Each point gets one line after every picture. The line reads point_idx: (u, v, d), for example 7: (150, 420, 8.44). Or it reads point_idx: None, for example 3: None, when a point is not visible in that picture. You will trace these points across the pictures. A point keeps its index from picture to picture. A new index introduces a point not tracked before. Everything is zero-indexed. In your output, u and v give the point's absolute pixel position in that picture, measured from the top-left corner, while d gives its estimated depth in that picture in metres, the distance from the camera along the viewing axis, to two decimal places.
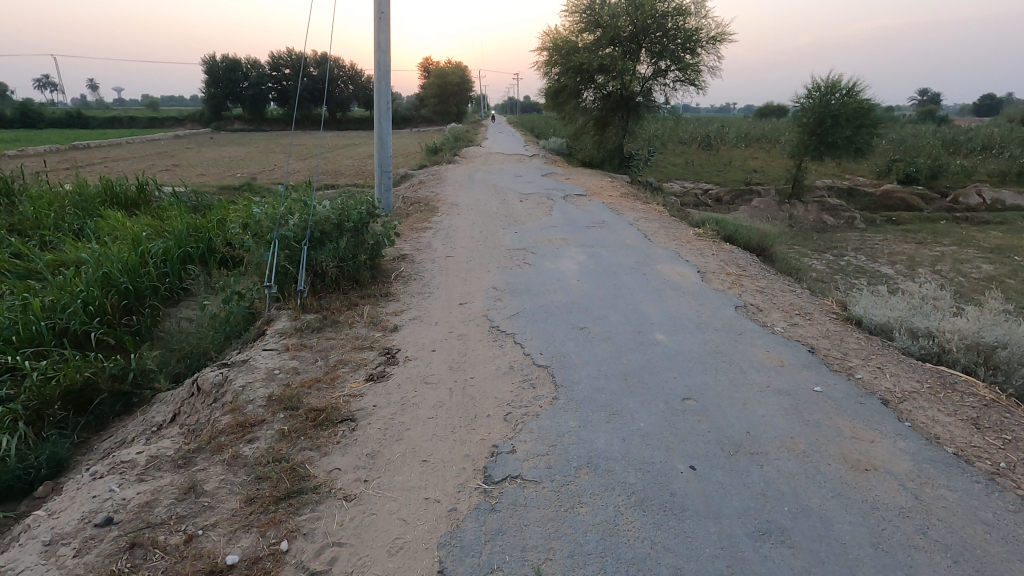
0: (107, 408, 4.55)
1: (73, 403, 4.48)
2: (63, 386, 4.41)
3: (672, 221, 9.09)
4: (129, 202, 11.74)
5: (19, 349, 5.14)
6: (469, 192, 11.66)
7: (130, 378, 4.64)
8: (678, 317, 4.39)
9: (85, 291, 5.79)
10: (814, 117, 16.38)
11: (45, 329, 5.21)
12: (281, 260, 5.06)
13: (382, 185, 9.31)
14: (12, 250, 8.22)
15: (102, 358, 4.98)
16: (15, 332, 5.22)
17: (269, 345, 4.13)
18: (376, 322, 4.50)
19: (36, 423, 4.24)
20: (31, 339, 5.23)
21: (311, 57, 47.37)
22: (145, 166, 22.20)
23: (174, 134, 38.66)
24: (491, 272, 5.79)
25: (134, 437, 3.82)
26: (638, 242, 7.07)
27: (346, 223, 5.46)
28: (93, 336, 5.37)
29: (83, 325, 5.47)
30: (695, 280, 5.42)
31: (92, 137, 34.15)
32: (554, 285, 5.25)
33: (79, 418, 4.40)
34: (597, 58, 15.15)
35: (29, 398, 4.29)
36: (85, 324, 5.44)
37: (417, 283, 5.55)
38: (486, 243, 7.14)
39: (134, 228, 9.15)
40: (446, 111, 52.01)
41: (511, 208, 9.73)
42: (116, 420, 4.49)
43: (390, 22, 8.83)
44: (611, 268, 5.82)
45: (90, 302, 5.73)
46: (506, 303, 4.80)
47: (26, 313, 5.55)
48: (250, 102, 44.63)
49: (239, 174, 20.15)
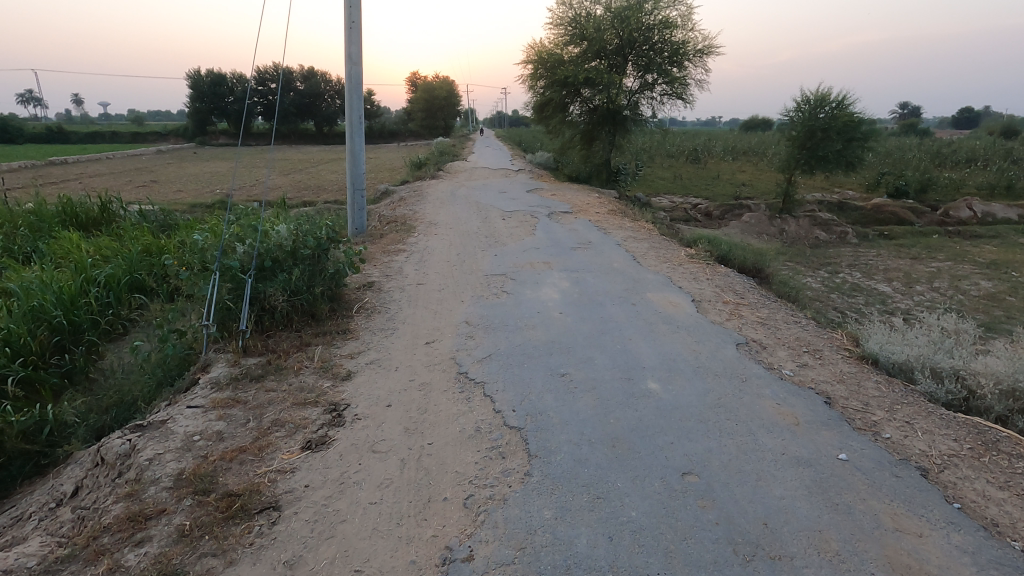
0: (13, 471, 3.92)
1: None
2: None
3: (662, 240, 8.60)
4: (91, 222, 11.07)
5: None
6: (450, 210, 11.12)
7: (44, 434, 4.02)
8: (673, 359, 3.84)
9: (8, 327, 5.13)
10: (805, 131, 16.09)
11: None
12: (224, 294, 4.46)
13: (355, 204, 8.76)
14: None
15: (16, 410, 4.34)
16: None
17: (197, 399, 3.53)
18: (326, 367, 3.89)
19: None
20: None
21: (297, 72, 47.07)
22: (121, 183, 21.50)
23: (157, 148, 37.98)
24: (465, 302, 5.23)
25: (28, 516, 3.19)
26: (626, 266, 6.55)
27: (301, 250, 4.89)
28: (11, 380, 4.72)
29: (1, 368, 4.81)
30: (690, 311, 4.89)
31: (71, 152, 33.36)
32: (534, 319, 4.70)
33: None
34: (583, 71, 14.78)
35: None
36: (3, 366, 4.76)
37: (381, 317, 4.96)
38: (462, 268, 6.57)
39: (88, 251, 8.47)
40: (434, 125, 51.77)
41: (493, 227, 9.20)
42: (23, 486, 3.86)
43: (362, 32, 8.33)
44: (597, 297, 5.29)
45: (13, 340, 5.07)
46: (477, 342, 4.24)
47: None
48: (235, 116, 44.06)
49: (217, 190, 19.51)
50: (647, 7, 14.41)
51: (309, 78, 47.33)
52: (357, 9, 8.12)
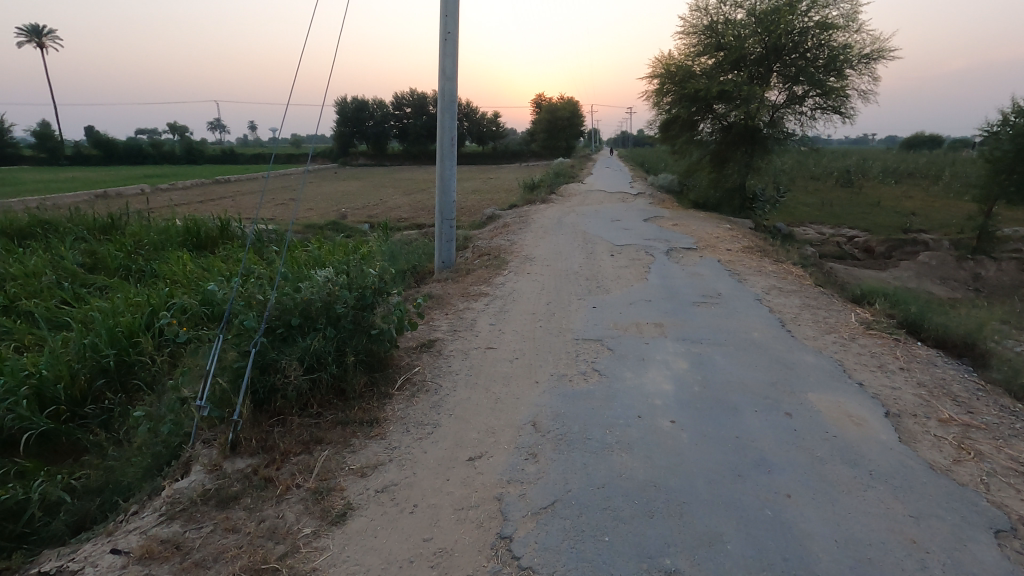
0: None
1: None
2: None
3: (817, 292, 6.58)
4: (210, 242, 9.69)
5: None
6: (552, 241, 9.81)
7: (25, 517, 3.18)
8: (874, 565, 2.15)
9: (46, 367, 4.32)
10: (1014, 150, 12.58)
11: None
12: (232, 359, 3.49)
13: (443, 235, 7.71)
14: (60, 298, 6.42)
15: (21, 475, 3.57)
16: None
17: (133, 534, 2.51)
18: (321, 495, 2.73)
19: None
20: None
21: (432, 97, 49.44)
22: (264, 199, 23.00)
23: (305, 168, 41.33)
24: (538, 387, 3.83)
25: None
26: (771, 337, 4.76)
27: (337, 306, 3.82)
28: (30, 435, 3.88)
29: (23, 421, 3.93)
30: (886, 439, 3.09)
31: (234, 171, 37.31)
32: (631, 430, 3.18)
33: None
34: (718, 84, 12.80)
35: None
36: (25, 418, 3.93)
37: (425, 401, 3.76)
38: (549, 324, 5.22)
39: (194, 277, 7.21)
40: (555, 146, 51.44)
41: (596, 266, 7.74)
42: None
43: (458, 44, 7.34)
44: (729, 395, 3.62)
45: (47, 385, 4.22)
46: (540, 471, 2.82)
47: None
48: (374, 139, 47.02)
49: (340, 210, 20.02)
50: (799, 7, 12.19)
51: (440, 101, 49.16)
52: (454, 18, 7.16)
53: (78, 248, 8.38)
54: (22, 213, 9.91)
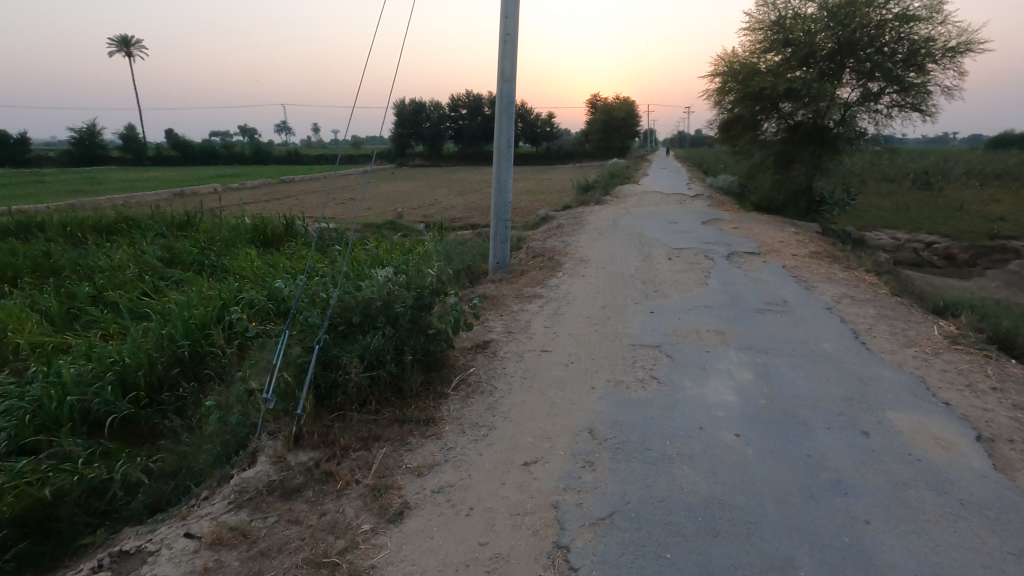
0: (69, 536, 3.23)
1: (24, 530, 3.19)
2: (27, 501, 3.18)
3: (894, 302, 6.16)
4: (275, 239, 10.11)
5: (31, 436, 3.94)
6: (607, 243, 9.65)
7: (108, 495, 3.36)
8: None
9: (129, 355, 4.61)
10: None
11: (64, 408, 4.03)
12: (296, 354, 3.61)
13: (498, 236, 7.72)
14: (141, 290, 6.85)
15: (106, 456, 3.80)
16: (36, 411, 4.09)
17: (204, 520, 2.62)
18: (379, 492, 2.77)
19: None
20: (49, 422, 4.04)
21: (488, 98, 49.87)
22: (325, 198, 23.84)
23: (364, 168, 42.56)
24: (595, 393, 3.76)
25: None
26: (844, 349, 4.48)
27: (396, 306, 3.89)
28: (114, 418, 4.14)
29: (107, 405, 4.21)
30: (978, 465, 2.84)
31: (298, 171, 38.90)
32: (693, 443, 3.06)
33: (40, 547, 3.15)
34: (785, 82, 12.26)
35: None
36: (109, 402, 4.20)
37: (481, 402, 3.76)
38: (605, 328, 5.12)
39: (261, 273, 7.54)
40: (610, 147, 50.79)
41: (653, 269, 7.55)
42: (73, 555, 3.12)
43: (518, 45, 7.34)
44: (798, 409, 3.43)
45: (129, 372, 4.50)
46: (597, 481, 2.76)
47: (56, 383, 4.37)
48: (430, 140, 47.93)
49: (397, 209, 20.48)
50: None
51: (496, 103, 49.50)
52: (514, 19, 7.16)
53: (158, 243, 8.94)
54: (110, 210, 10.68)
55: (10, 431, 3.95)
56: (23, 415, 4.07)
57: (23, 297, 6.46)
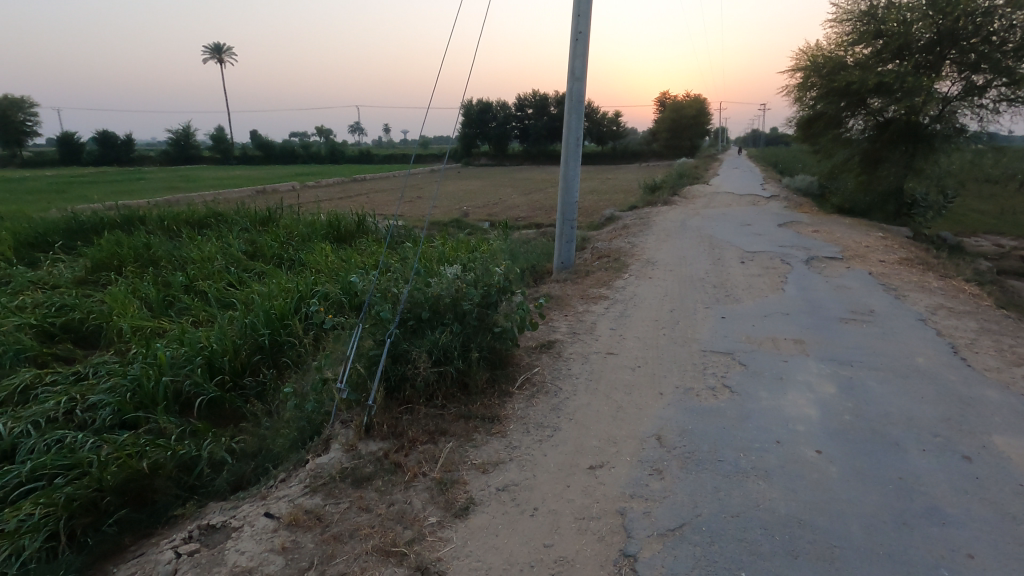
0: (162, 507, 3.46)
1: (122, 498, 3.41)
2: (124, 473, 3.42)
3: (999, 315, 5.60)
4: (348, 235, 10.52)
5: (129, 413, 4.27)
6: (675, 245, 9.36)
7: (196, 471, 3.58)
8: None
9: (217, 341, 4.94)
10: None
11: (160, 387, 4.35)
12: (368, 347, 3.73)
13: (564, 236, 7.67)
14: (227, 281, 7.32)
15: (193, 435, 4.06)
16: (136, 389, 4.45)
17: (282, 500, 2.76)
18: (445, 486, 2.82)
19: (88, 517, 3.30)
20: (147, 400, 4.38)
21: (554, 98, 49.72)
22: (394, 197, 24.59)
23: (431, 167, 43.59)
24: (663, 399, 3.65)
25: None
26: (942, 365, 4.12)
27: (464, 303, 3.94)
28: (203, 399, 4.43)
29: (197, 387, 4.52)
30: None
31: (369, 170, 40.37)
32: (769, 457, 2.90)
33: (137, 515, 3.39)
34: (875, 75, 11.40)
35: (68, 488, 3.34)
36: (199, 384, 4.51)
37: (545, 403, 3.74)
38: (673, 333, 4.97)
39: (334, 268, 7.88)
40: (679, 146, 49.35)
41: (725, 273, 7.26)
42: (167, 523, 3.34)
43: (589, 44, 7.24)
44: (888, 428, 3.18)
45: (216, 356, 4.81)
46: (666, 490, 2.68)
47: (152, 364, 4.74)
48: (496, 140, 48.40)
49: (462, 208, 20.81)
50: None
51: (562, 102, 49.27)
52: (586, 17, 7.07)
53: (242, 238, 9.52)
54: (202, 206, 11.50)
55: (114, 407, 4.28)
56: (125, 392, 4.44)
57: (126, 284, 7.07)
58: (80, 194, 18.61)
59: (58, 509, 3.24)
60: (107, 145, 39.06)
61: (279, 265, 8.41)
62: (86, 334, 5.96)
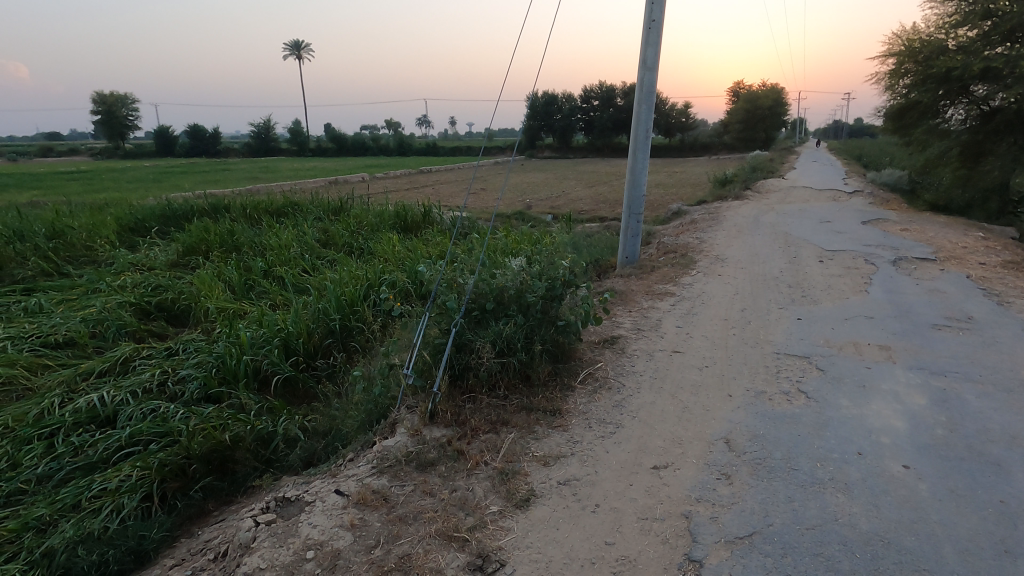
0: (240, 478, 3.68)
1: (207, 466, 3.66)
2: (210, 443, 3.67)
3: None
4: (414, 225, 10.77)
5: (214, 388, 4.57)
6: (747, 241, 8.95)
7: (272, 445, 3.79)
8: None
9: (292, 323, 5.19)
10: None
11: (240, 364, 4.63)
12: (433, 335, 3.80)
13: (629, 230, 7.49)
14: (301, 267, 7.69)
15: (270, 411, 4.30)
16: (221, 365, 4.76)
17: (351, 480, 2.87)
18: (506, 476, 2.84)
19: (177, 481, 3.57)
20: (230, 376, 4.68)
21: (621, 89, 48.70)
22: (459, 188, 24.94)
23: (495, 159, 43.91)
24: (733, 402, 3.50)
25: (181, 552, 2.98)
26: None
27: (528, 295, 3.92)
28: (279, 378, 4.67)
29: (274, 366, 4.78)
30: None
31: (434, 162, 41.19)
32: (850, 469, 2.72)
33: (220, 483, 3.64)
34: (981, 60, 10.37)
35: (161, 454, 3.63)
36: (276, 363, 4.77)
37: (607, 399, 3.68)
38: (744, 333, 4.76)
39: (401, 257, 8.09)
40: (753, 138, 47.14)
41: (801, 272, 6.88)
42: (244, 493, 3.55)
43: (662, 32, 7.02)
44: (990, 447, 2.91)
45: (292, 338, 5.06)
46: (735, 496, 2.57)
47: (235, 343, 5.05)
48: (560, 132, 48.09)
49: (525, 200, 20.80)
50: None
51: (629, 93, 48.19)
52: (659, 4, 6.85)
53: (316, 226, 9.96)
54: (280, 196, 12.11)
55: (200, 381, 4.60)
56: (211, 368, 4.75)
57: (213, 267, 7.56)
58: (174, 183, 20.11)
59: (152, 473, 3.54)
60: (197, 137, 41.92)
61: (350, 253, 8.73)
62: (177, 313, 6.43)
